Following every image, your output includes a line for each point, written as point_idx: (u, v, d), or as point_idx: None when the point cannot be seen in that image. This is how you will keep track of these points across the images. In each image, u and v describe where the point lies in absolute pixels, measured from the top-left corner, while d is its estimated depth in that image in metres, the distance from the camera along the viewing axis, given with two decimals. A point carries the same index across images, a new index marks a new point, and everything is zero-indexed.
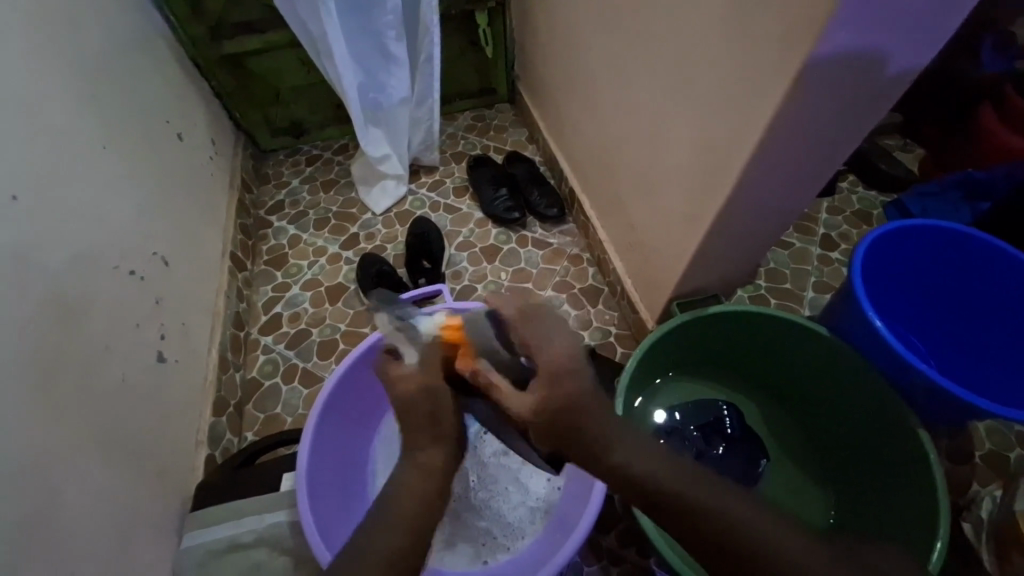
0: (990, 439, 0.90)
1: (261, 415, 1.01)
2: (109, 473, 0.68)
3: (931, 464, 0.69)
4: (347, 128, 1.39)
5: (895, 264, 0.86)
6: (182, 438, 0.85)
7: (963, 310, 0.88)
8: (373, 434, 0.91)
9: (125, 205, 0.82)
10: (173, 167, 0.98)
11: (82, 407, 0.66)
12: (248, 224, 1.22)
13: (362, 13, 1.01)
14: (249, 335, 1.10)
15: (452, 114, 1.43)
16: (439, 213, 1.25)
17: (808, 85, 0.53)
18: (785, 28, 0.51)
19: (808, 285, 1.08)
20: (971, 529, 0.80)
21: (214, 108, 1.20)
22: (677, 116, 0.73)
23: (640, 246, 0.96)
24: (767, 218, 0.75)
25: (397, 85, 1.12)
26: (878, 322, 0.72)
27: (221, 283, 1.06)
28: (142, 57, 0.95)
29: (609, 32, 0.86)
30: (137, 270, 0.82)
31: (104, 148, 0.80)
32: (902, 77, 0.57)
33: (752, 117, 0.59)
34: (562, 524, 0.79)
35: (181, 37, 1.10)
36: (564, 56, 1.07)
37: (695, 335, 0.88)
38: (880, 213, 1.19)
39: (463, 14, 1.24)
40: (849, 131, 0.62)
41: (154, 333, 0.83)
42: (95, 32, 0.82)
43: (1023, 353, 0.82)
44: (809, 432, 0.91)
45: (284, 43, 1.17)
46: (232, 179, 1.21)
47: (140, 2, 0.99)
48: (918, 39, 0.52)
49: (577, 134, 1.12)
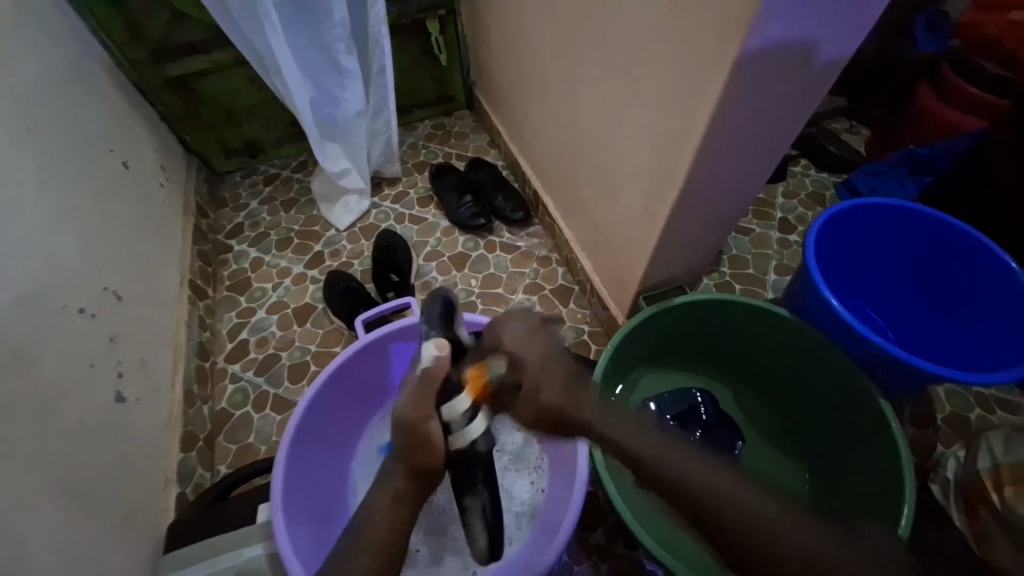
0: (949, 403, 0.94)
1: (234, 446, 0.98)
2: (73, 523, 0.65)
3: (893, 432, 0.72)
4: (304, 145, 1.37)
5: (845, 243, 0.90)
6: (149, 478, 0.82)
7: (911, 282, 0.92)
8: (351, 455, 0.91)
9: (71, 240, 0.79)
10: (121, 198, 0.95)
11: (36, 458, 0.62)
12: (207, 250, 1.19)
13: (308, 27, 0.99)
14: (215, 364, 1.07)
15: (411, 124, 1.42)
16: (405, 225, 1.24)
17: (744, 76, 0.54)
18: (718, 22, 0.53)
19: (769, 269, 1.11)
20: (939, 490, 0.83)
21: (161, 133, 1.16)
22: (626, 115, 0.75)
23: (604, 244, 0.97)
24: (720, 208, 0.76)
25: (351, 98, 1.10)
26: (832, 300, 0.74)
27: (181, 313, 1.02)
28: (80, 84, 0.91)
29: (556, 34, 0.87)
30: (88, 307, 0.78)
31: (44, 183, 0.76)
32: (832, 65, 0.59)
33: (696, 112, 0.60)
34: (547, 526, 0.79)
35: (121, 63, 1.06)
36: (514, 60, 1.08)
37: (662, 327, 0.89)
38: (831, 194, 1.24)
39: (413, 23, 1.23)
40: (789, 117, 0.64)
41: (111, 371, 0.79)
42: (26, 61, 0.78)
43: (969, 318, 0.86)
44: (779, 412, 0.94)
45: (232, 62, 1.15)
46: (187, 205, 1.18)
47: (74, 28, 0.95)
48: (843, 28, 0.55)
49: (535, 138, 1.13)
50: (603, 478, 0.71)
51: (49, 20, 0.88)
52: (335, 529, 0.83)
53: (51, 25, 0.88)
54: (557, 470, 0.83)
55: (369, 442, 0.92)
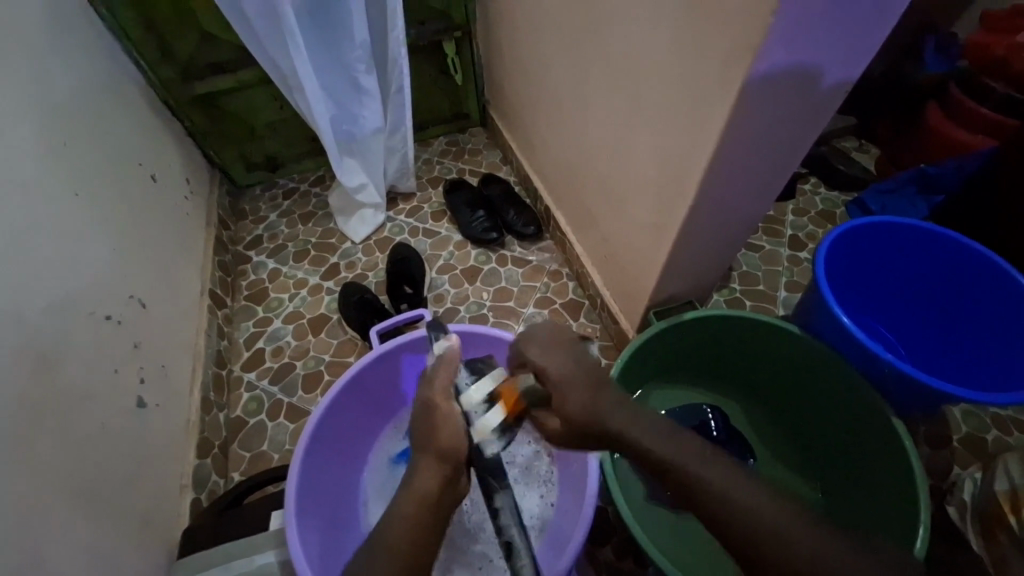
0: (965, 423, 0.93)
1: (247, 454, 0.99)
2: (91, 526, 0.66)
3: (907, 451, 0.71)
4: (323, 159, 1.41)
5: (857, 261, 0.90)
6: (166, 483, 0.83)
7: (924, 300, 0.92)
8: (362, 464, 0.92)
9: (100, 249, 0.82)
10: (147, 209, 0.98)
11: (58, 460, 0.64)
12: (227, 261, 1.22)
13: (330, 49, 1.03)
14: (232, 372, 1.09)
15: (426, 141, 1.46)
16: (418, 238, 1.27)
17: (752, 98, 0.56)
18: (727, 47, 0.55)
19: (780, 286, 1.12)
20: (955, 512, 0.81)
21: (187, 147, 1.21)
22: (638, 134, 0.76)
23: (614, 259, 0.98)
24: (730, 224, 0.77)
25: (369, 116, 1.14)
26: (843, 318, 0.74)
27: (201, 322, 1.05)
28: (112, 101, 0.95)
29: (569, 56, 0.90)
30: (113, 314, 0.81)
31: (76, 195, 0.80)
32: (839, 87, 0.60)
33: (706, 131, 0.62)
34: (556, 541, 0.79)
35: (152, 81, 1.11)
36: (528, 80, 1.11)
37: (672, 342, 0.90)
38: (842, 212, 1.24)
39: (431, 44, 1.28)
40: (797, 137, 0.65)
41: (132, 377, 0.81)
42: (64, 80, 0.82)
43: (984, 338, 0.85)
44: (790, 429, 0.93)
45: (257, 81, 1.20)
46: (209, 216, 1.22)
47: (110, 48, 1.00)
48: (848, 54, 0.56)
49: (547, 155, 1.15)
50: (614, 493, 0.71)
51: (88, 42, 0.93)
52: (345, 538, 0.84)
53: (89, 47, 0.93)
54: (567, 484, 0.83)
55: (380, 451, 0.93)
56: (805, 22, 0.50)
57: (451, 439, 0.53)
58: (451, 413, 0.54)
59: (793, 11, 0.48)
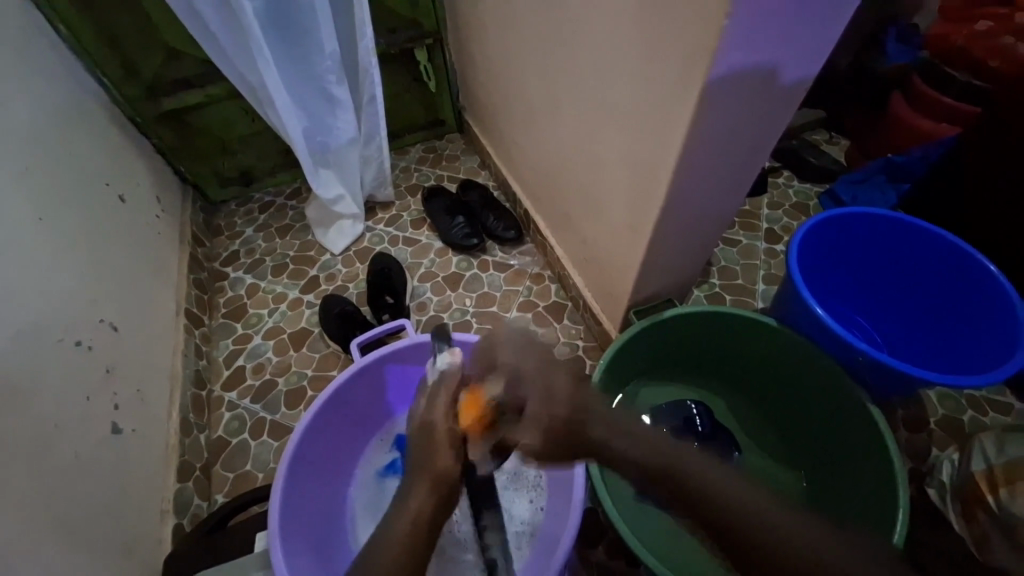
0: (941, 405, 0.95)
1: (231, 474, 0.98)
2: (67, 560, 0.64)
3: (883, 436, 0.72)
4: (298, 171, 1.40)
5: (830, 251, 0.92)
6: (146, 510, 0.81)
7: (897, 287, 0.94)
8: (349, 480, 0.91)
9: (67, 274, 0.80)
10: (116, 229, 0.96)
11: (31, 493, 0.62)
12: (203, 278, 1.20)
13: (299, 60, 1.02)
14: (212, 392, 1.07)
15: (403, 149, 1.46)
16: (399, 247, 1.26)
17: (714, 98, 0.57)
18: (687, 50, 0.55)
19: (758, 279, 1.13)
20: (936, 493, 0.82)
21: (157, 165, 1.18)
22: (607, 136, 0.77)
23: (593, 260, 0.98)
24: (703, 221, 0.78)
25: (343, 126, 1.13)
26: (817, 309, 0.76)
27: (177, 342, 1.03)
28: (75, 121, 0.93)
29: (537, 60, 0.90)
30: (84, 340, 0.79)
31: (40, 219, 0.78)
32: (799, 84, 0.62)
33: (672, 132, 0.63)
34: (546, 546, 0.79)
35: (117, 99, 1.09)
36: (500, 85, 1.11)
37: (654, 340, 0.90)
38: (815, 203, 1.27)
39: (402, 53, 1.27)
40: (763, 134, 0.67)
41: (107, 403, 0.79)
42: (23, 101, 0.80)
43: (955, 322, 0.87)
44: (773, 420, 0.94)
45: (226, 95, 1.18)
46: (182, 234, 1.19)
47: (71, 67, 0.98)
48: (806, 52, 0.57)
49: (524, 159, 1.15)
50: (601, 495, 0.71)
51: (46, 61, 0.91)
52: (333, 556, 0.82)
53: (49, 67, 0.91)
54: (556, 488, 0.83)
55: (367, 465, 0.92)
56: (762, 23, 0.51)
57: (436, 448, 0.54)
58: (435, 425, 0.55)
59: (746, 13, 0.49)
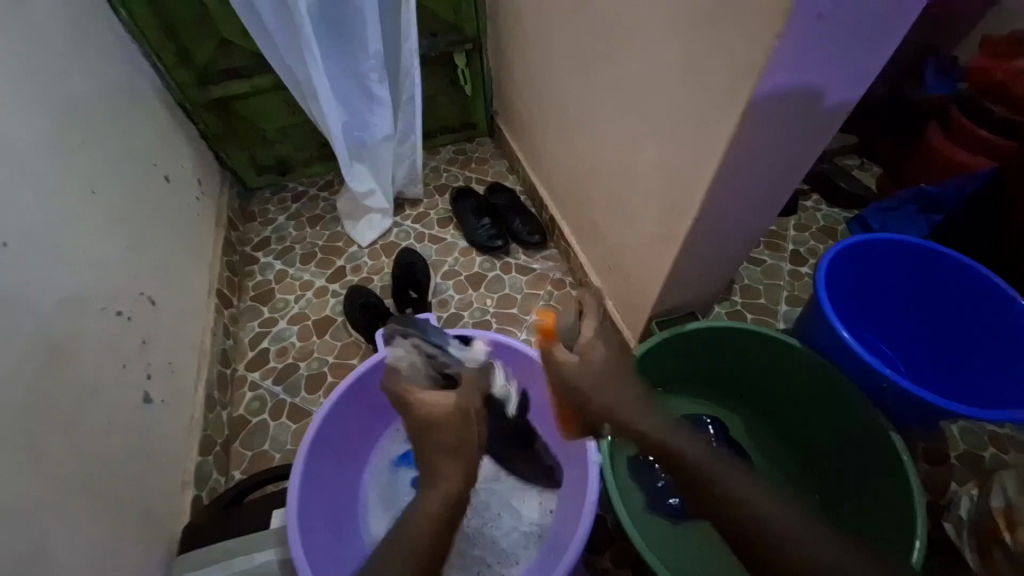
0: (964, 441, 0.93)
1: (248, 453, 1.00)
2: (94, 519, 0.67)
3: (903, 466, 0.71)
4: (332, 164, 1.44)
5: (857, 276, 0.91)
6: (168, 479, 0.84)
7: (924, 317, 0.93)
8: (364, 467, 0.92)
9: (113, 246, 0.84)
10: (160, 208, 1.00)
11: (65, 451, 0.65)
12: (234, 261, 1.24)
13: (345, 58, 1.06)
14: (236, 371, 1.10)
15: (434, 149, 1.49)
16: (425, 244, 1.28)
17: (755, 116, 0.58)
18: (731, 66, 0.57)
19: (781, 300, 1.13)
20: (952, 528, 0.82)
21: (200, 149, 1.23)
22: (642, 147, 0.78)
23: (618, 269, 0.99)
24: (733, 237, 0.79)
25: (380, 123, 1.16)
26: (843, 332, 0.75)
27: (208, 321, 1.06)
28: (129, 103, 0.98)
29: (578, 70, 0.92)
30: (124, 310, 0.83)
31: (91, 192, 0.82)
32: (840, 107, 0.62)
33: (710, 147, 0.64)
34: (555, 548, 0.79)
35: (169, 85, 1.14)
36: (537, 91, 1.13)
37: (674, 353, 0.91)
38: (843, 228, 1.26)
39: (443, 56, 1.30)
40: (799, 154, 0.67)
41: (140, 373, 0.82)
42: (84, 81, 0.85)
43: (982, 356, 0.86)
44: (790, 442, 0.93)
45: (271, 86, 1.22)
46: (218, 217, 1.23)
47: (129, 51, 1.03)
48: (850, 76, 0.58)
49: (554, 166, 1.17)
50: (614, 499, 0.71)
51: (108, 45, 0.95)
52: (345, 539, 0.84)
53: (109, 50, 0.95)
54: (568, 491, 0.83)
55: (381, 454, 0.94)
56: (808, 46, 0.52)
57: None
58: None
59: (795, 34, 0.50)
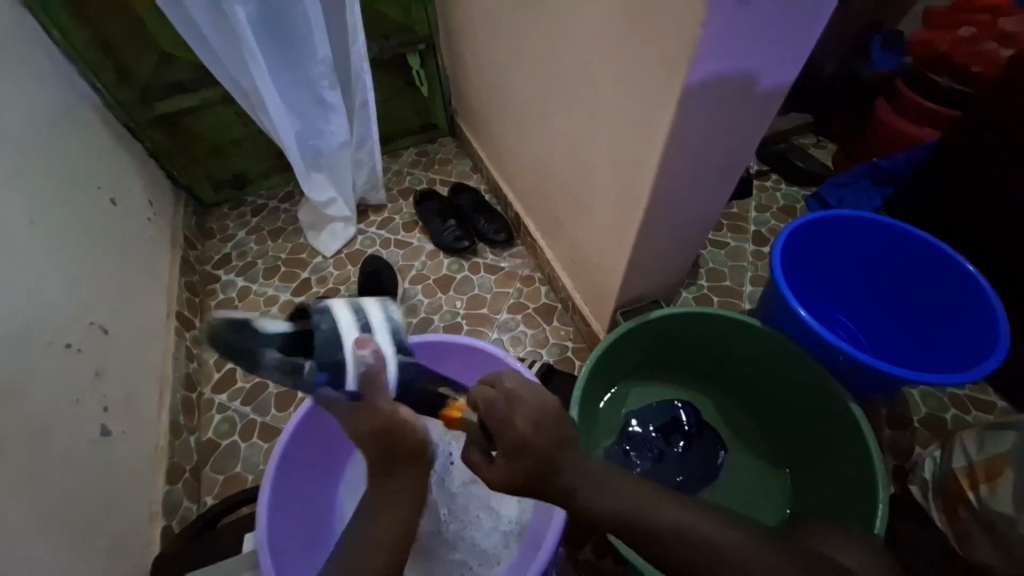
0: (924, 404, 0.97)
1: (220, 476, 0.98)
2: (56, 560, 0.65)
3: (865, 436, 0.74)
4: (292, 175, 1.41)
5: (814, 252, 0.93)
6: (135, 511, 0.82)
7: (881, 288, 0.95)
8: (336, 485, 0.90)
9: (59, 277, 0.80)
10: (108, 232, 0.96)
11: (18, 493, 0.62)
12: (194, 281, 1.20)
13: (291, 65, 1.03)
14: (202, 395, 1.07)
15: (395, 153, 1.47)
16: (391, 249, 1.27)
17: (693, 103, 0.58)
18: (666, 56, 0.56)
19: (746, 280, 1.15)
20: (918, 491, 0.84)
21: (149, 168, 1.19)
22: (592, 141, 0.78)
23: (582, 262, 0.99)
24: (687, 223, 0.79)
25: (335, 130, 1.14)
26: (800, 310, 0.76)
27: (168, 345, 1.03)
28: (68, 125, 0.94)
29: (526, 67, 0.91)
30: (74, 343, 0.79)
31: (32, 222, 0.78)
32: (778, 91, 0.63)
33: (653, 136, 0.64)
34: (533, 543, 0.79)
35: (110, 103, 1.09)
36: (490, 90, 1.12)
37: (641, 342, 0.92)
38: (802, 206, 1.28)
39: (396, 59, 1.28)
40: (743, 138, 0.68)
41: (96, 406, 0.79)
42: (16, 105, 0.81)
43: (936, 323, 0.89)
44: (758, 419, 0.96)
45: (219, 99, 1.19)
46: (175, 237, 1.20)
47: (63, 70, 0.98)
48: (784, 60, 0.59)
49: (514, 163, 1.16)
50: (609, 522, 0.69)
51: (41, 66, 0.91)
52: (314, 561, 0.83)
53: (43, 72, 0.91)
54: None
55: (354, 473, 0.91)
56: (737, 32, 0.52)
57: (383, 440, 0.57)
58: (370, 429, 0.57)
59: (722, 22, 0.50)
